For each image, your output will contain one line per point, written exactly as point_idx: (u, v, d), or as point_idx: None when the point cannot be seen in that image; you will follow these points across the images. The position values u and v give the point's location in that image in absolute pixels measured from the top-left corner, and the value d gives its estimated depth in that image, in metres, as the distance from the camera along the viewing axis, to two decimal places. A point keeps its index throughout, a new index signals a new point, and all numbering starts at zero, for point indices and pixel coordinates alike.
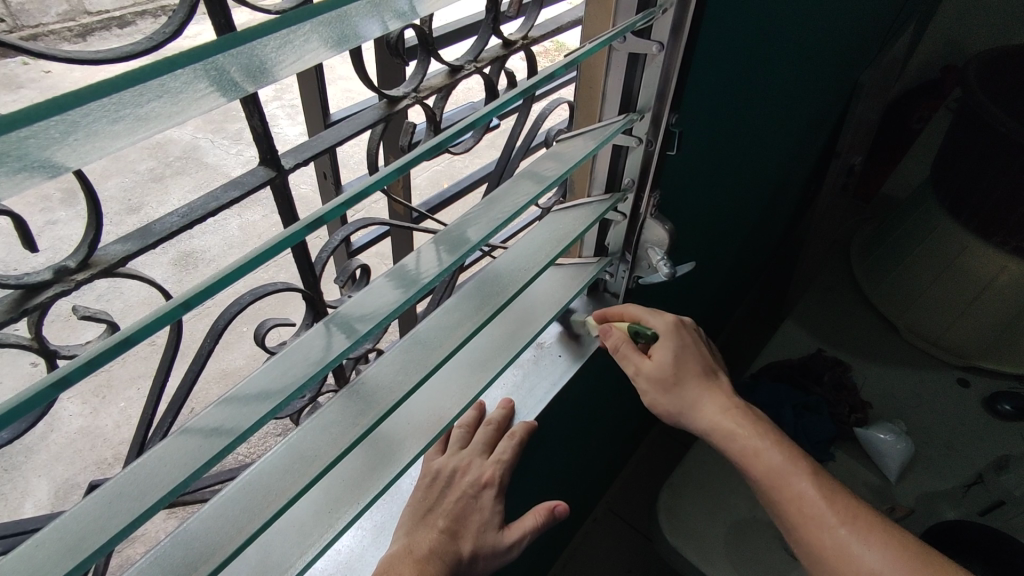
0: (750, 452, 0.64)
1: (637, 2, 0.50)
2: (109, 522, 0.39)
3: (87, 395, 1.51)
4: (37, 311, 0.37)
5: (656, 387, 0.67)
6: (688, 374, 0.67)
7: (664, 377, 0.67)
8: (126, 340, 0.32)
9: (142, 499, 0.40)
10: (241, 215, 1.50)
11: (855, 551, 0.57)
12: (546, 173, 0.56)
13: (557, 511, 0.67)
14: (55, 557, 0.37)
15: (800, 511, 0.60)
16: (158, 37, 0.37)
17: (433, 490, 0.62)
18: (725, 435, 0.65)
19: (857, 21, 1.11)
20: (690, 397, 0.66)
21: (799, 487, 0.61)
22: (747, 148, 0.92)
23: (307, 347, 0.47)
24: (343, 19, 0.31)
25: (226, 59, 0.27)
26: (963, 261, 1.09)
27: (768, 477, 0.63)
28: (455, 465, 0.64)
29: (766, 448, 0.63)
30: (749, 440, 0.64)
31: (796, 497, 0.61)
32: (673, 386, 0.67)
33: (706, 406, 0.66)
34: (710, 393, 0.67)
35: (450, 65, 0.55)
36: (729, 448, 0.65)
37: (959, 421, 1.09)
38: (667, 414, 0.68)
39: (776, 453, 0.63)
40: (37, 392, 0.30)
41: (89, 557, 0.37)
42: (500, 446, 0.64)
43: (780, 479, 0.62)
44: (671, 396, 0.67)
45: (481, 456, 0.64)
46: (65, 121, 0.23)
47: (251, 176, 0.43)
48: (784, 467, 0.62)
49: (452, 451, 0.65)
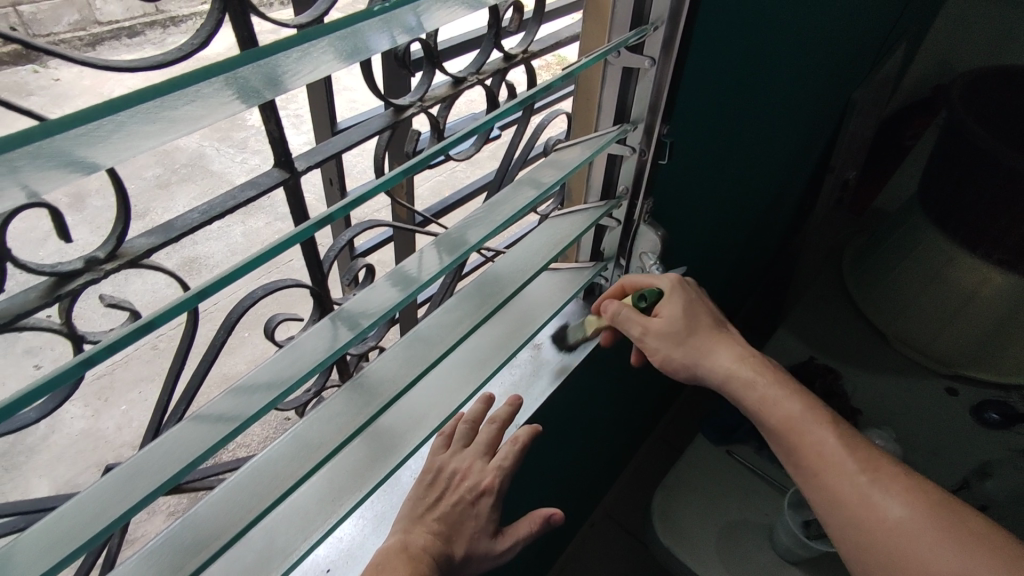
0: (764, 401, 0.65)
1: (631, 20, 0.54)
2: (130, 494, 0.41)
3: (90, 397, 1.53)
4: (68, 298, 0.39)
5: (667, 343, 0.68)
6: (698, 326, 0.69)
7: (675, 332, 0.68)
8: (149, 324, 0.35)
9: (161, 473, 0.42)
10: (245, 222, 1.48)
11: (875, 498, 0.58)
12: (544, 179, 0.59)
13: (553, 519, 0.66)
14: (79, 526, 0.40)
15: (821, 460, 0.61)
16: (186, 47, 0.38)
17: (432, 490, 0.62)
18: (739, 383, 0.67)
19: (850, 41, 1.15)
20: (703, 347, 0.68)
21: (818, 435, 0.62)
22: (739, 160, 0.95)
23: (313, 340, 0.50)
24: (356, 35, 0.34)
25: (251, 70, 0.30)
26: (947, 272, 1.12)
27: (787, 427, 0.64)
28: (457, 467, 0.63)
29: (786, 399, 0.65)
30: (767, 390, 0.66)
31: (816, 445, 0.62)
32: (684, 339, 0.68)
33: (721, 356, 0.68)
34: (722, 344, 0.69)
35: (453, 76, 0.57)
36: (746, 398, 0.67)
37: (948, 428, 1.12)
38: (683, 371, 0.69)
39: (797, 403, 0.65)
40: (67, 369, 0.32)
41: (110, 525, 0.40)
42: (504, 452, 0.64)
43: (801, 427, 0.63)
44: (683, 350, 0.68)
45: (484, 461, 0.64)
46: (114, 121, 0.26)
47: (267, 177, 0.46)
48: (804, 415, 0.64)
49: (455, 450, 0.64)
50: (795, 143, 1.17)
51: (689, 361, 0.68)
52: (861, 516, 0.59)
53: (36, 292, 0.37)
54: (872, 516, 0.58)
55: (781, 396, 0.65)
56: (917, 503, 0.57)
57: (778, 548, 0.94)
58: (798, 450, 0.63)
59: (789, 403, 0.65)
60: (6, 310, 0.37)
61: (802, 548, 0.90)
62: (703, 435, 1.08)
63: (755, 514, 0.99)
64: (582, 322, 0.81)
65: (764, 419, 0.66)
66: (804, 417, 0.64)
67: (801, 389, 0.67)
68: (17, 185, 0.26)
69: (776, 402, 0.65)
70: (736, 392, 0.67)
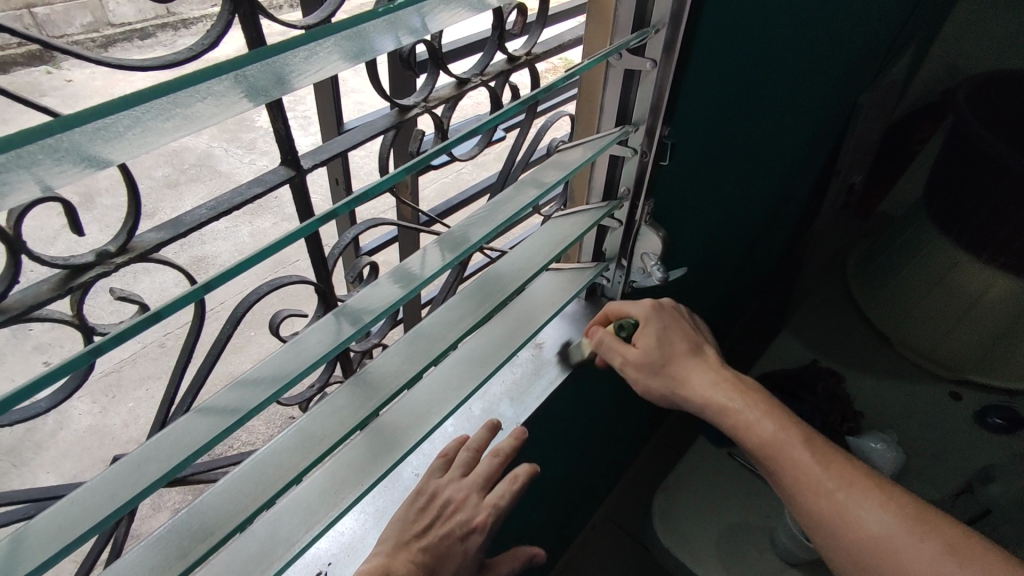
0: (745, 426, 0.65)
1: (632, 23, 0.54)
2: (138, 479, 0.43)
3: (97, 393, 1.55)
4: (79, 291, 0.40)
5: (645, 372, 0.69)
6: (674, 351, 0.70)
7: (651, 361, 0.69)
8: (157, 315, 0.36)
9: (169, 459, 0.44)
10: (251, 221, 1.37)
11: (855, 515, 0.58)
12: (546, 178, 0.60)
13: (532, 557, 0.67)
14: (89, 510, 0.41)
15: (800, 480, 0.61)
16: (197, 48, 0.39)
17: (424, 514, 0.58)
18: (720, 409, 0.66)
19: (856, 45, 1.16)
20: (680, 373, 0.69)
21: (793, 455, 0.62)
22: (742, 163, 0.95)
23: (317, 335, 0.51)
24: (362, 35, 0.35)
25: (259, 68, 0.31)
26: (951, 277, 1.12)
27: (764, 448, 0.64)
28: (452, 497, 0.59)
29: (761, 420, 0.64)
30: (745, 414, 0.65)
31: (792, 466, 0.61)
32: (661, 367, 0.69)
33: (700, 381, 0.68)
34: (700, 367, 0.69)
35: (457, 77, 0.57)
36: (724, 422, 0.66)
37: (952, 432, 1.11)
38: (666, 399, 0.70)
39: (770, 424, 0.64)
40: (77, 357, 0.33)
41: (120, 508, 0.41)
42: (501, 489, 0.61)
43: (776, 449, 0.63)
44: (661, 378, 0.69)
45: (478, 496, 0.61)
46: (130, 116, 0.27)
47: (273, 175, 0.47)
48: (777, 436, 0.63)
49: (452, 476, 0.61)
50: (799, 147, 1.18)
51: (669, 389, 0.69)
52: (840, 533, 0.58)
53: (49, 284, 0.38)
54: (852, 534, 0.58)
55: (754, 418, 0.65)
56: (895, 516, 0.57)
57: (779, 550, 0.94)
58: (777, 470, 0.63)
59: (762, 423, 0.64)
60: (19, 302, 0.38)
61: (802, 549, 0.90)
62: (704, 437, 1.08)
63: (755, 515, 0.99)
64: (584, 321, 0.82)
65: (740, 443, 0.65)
66: (778, 436, 0.63)
67: (773, 404, 0.66)
68: (33, 180, 0.27)
69: (750, 424, 0.65)
70: (715, 417, 0.67)
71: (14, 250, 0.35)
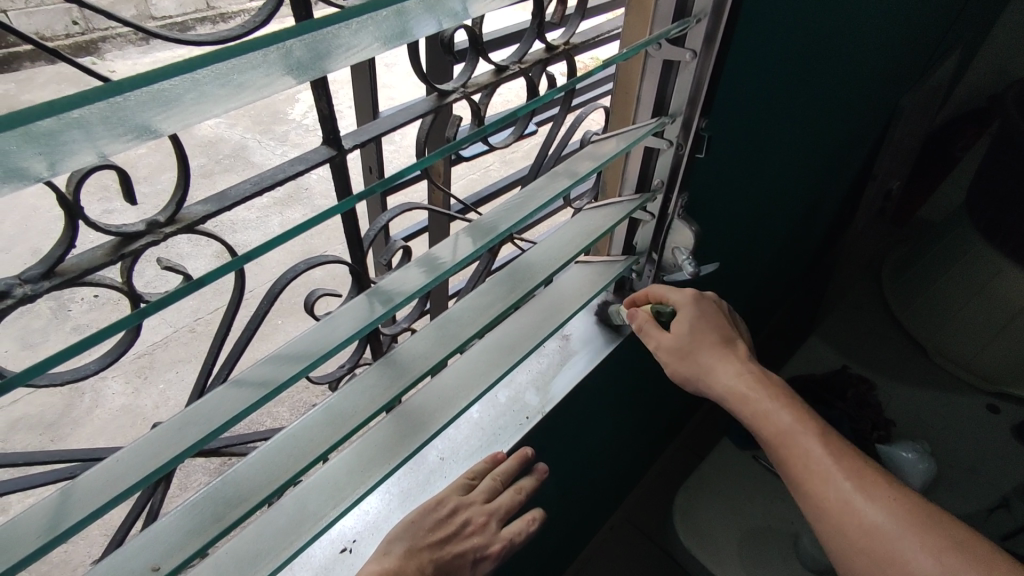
0: (760, 416, 0.63)
1: (673, 12, 0.54)
2: (177, 442, 0.44)
3: (130, 373, 1.59)
4: (130, 259, 0.41)
5: (673, 357, 0.68)
6: (707, 341, 0.69)
7: (682, 346, 0.68)
8: (200, 281, 0.37)
9: (208, 424, 0.45)
10: (283, 211, 1.38)
11: (860, 508, 0.56)
12: (581, 168, 0.60)
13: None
14: (133, 469, 0.43)
15: (809, 470, 0.59)
16: (248, 25, 0.40)
17: (442, 526, 0.57)
18: (738, 398, 0.65)
19: (899, 46, 1.13)
20: (707, 363, 0.67)
21: (804, 444, 0.60)
22: (778, 161, 0.94)
23: (352, 311, 0.52)
24: (404, 14, 0.36)
25: (309, 40, 0.31)
26: (995, 284, 1.10)
27: (778, 440, 0.62)
28: (474, 518, 0.59)
29: (777, 411, 0.63)
30: (761, 404, 0.63)
31: (802, 456, 0.60)
32: (688, 354, 0.68)
33: (724, 370, 0.66)
34: (729, 358, 0.67)
35: (496, 64, 0.57)
36: (741, 412, 0.65)
37: (989, 445, 1.08)
38: (691, 385, 0.69)
39: (786, 415, 0.62)
40: (124, 319, 0.34)
41: (161, 469, 0.42)
42: (517, 525, 0.63)
43: (789, 439, 0.61)
44: (689, 364, 0.68)
45: (497, 526, 0.61)
46: (190, 79, 0.28)
47: (315, 154, 0.47)
48: (791, 425, 0.61)
49: (475, 499, 0.60)
50: (836, 148, 1.16)
51: (694, 375, 0.68)
52: (843, 524, 0.56)
53: (102, 250, 0.40)
54: (853, 523, 0.55)
55: (770, 407, 0.63)
56: (899, 510, 0.55)
57: (802, 556, 0.92)
58: (787, 462, 0.61)
59: (778, 413, 0.63)
60: (74, 266, 0.39)
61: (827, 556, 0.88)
62: (727, 438, 1.07)
63: (779, 520, 0.98)
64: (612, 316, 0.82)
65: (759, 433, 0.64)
66: (793, 427, 0.61)
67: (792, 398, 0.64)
68: (93, 145, 0.28)
69: (766, 415, 0.63)
70: (734, 411, 0.66)
71: (72, 215, 0.37)
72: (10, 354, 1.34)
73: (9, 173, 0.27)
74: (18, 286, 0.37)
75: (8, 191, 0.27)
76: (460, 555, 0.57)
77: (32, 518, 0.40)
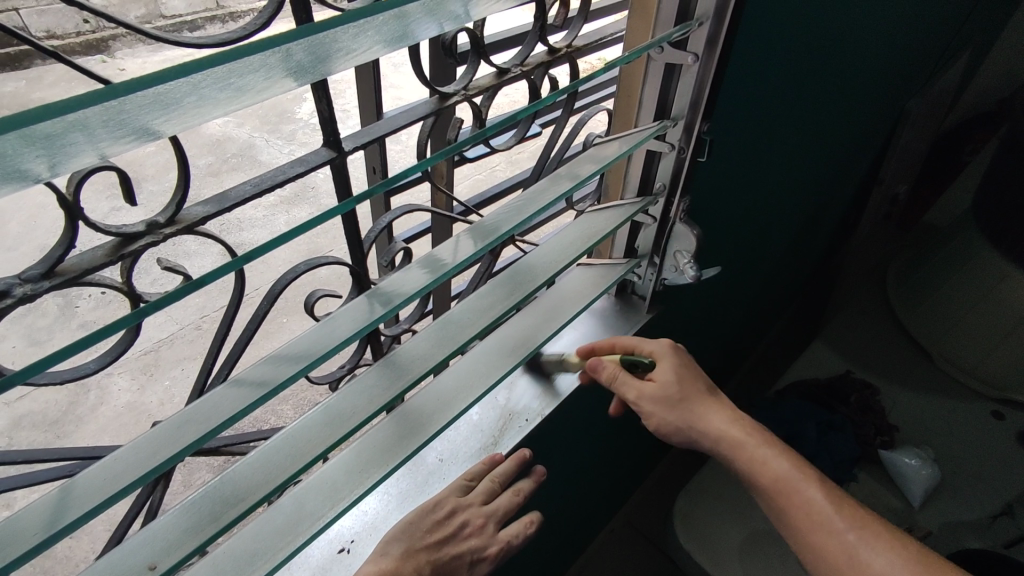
0: (757, 463, 0.62)
1: (675, 16, 0.54)
2: (178, 439, 0.44)
3: (136, 370, 1.60)
4: (130, 259, 0.41)
5: (660, 407, 0.66)
6: (693, 391, 0.67)
7: (667, 396, 0.66)
8: (199, 281, 0.37)
9: (208, 422, 0.45)
10: (288, 211, 1.39)
11: (865, 558, 0.55)
12: (581, 171, 0.60)
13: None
14: (133, 466, 0.43)
15: (813, 522, 0.58)
16: (249, 27, 0.40)
17: (437, 527, 0.57)
18: (734, 446, 0.63)
19: (905, 51, 1.13)
20: (696, 412, 0.65)
21: (806, 494, 0.59)
22: (782, 165, 0.93)
23: (351, 313, 0.52)
24: (404, 18, 0.35)
25: (307, 45, 0.31)
26: (1000, 290, 1.10)
27: (776, 488, 0.61)
28: (471, 519, 0.59)
29: (775, 459, 0.62)
30: (759, 452, 0.62)
31: (807, 504, 0.59)
32: (677, 405, 0.65)
33: (716, 418, 0.65)
34: (717, 408, 0.66)
35: (497, 66, 0.57)
36: (734, 460, 0.63)
37: (993, 451, 1.07)
38: (677, 436, 0.66)
39: (786, 462, 0.61)
40: (119, 321, 0.34)
41: (161, 467, 0.43)
42: (514, 528, 0.63)
43: (791, 487, 0.60)
44: (676, 414, 0.65)
45: (494, 528, 0.61)
46: (190, 83, 0.28)
47: (315, 156, 0.47)
48: (793, 474, 0.60)
49: (473, 500, 0.60)
50: (842, 152, 1.15)
51: (682, 425, 0.65)
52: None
53: (102, 251, 0.40)
54: (861, 575, 0.55)
55: (768, 456, 0.62)
56: (902, 558, 0.55)
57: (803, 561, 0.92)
58: (787, 511, 0.60)
59: (777, 463, 0.61)
60: (75, 266, 0.39)
61: None
62: None
63: None
64: (614, 319, 0.82)
65: (754, 482, 0.62)
66: (793, 477, 0.60)
67: (786, 447, 0.64)
68: (94, 147, 0.28)
69: (763, 464, 0.62)
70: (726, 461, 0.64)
71: (72, 216, 0.37)
72: (17, 351, 1.34)
73: (10, 175, 0.27)
74: (19, 286, 0.37)
75: (9, 192, 0.28)
76: (459, 555, 0.58)
77: (33, 515, 0.41)
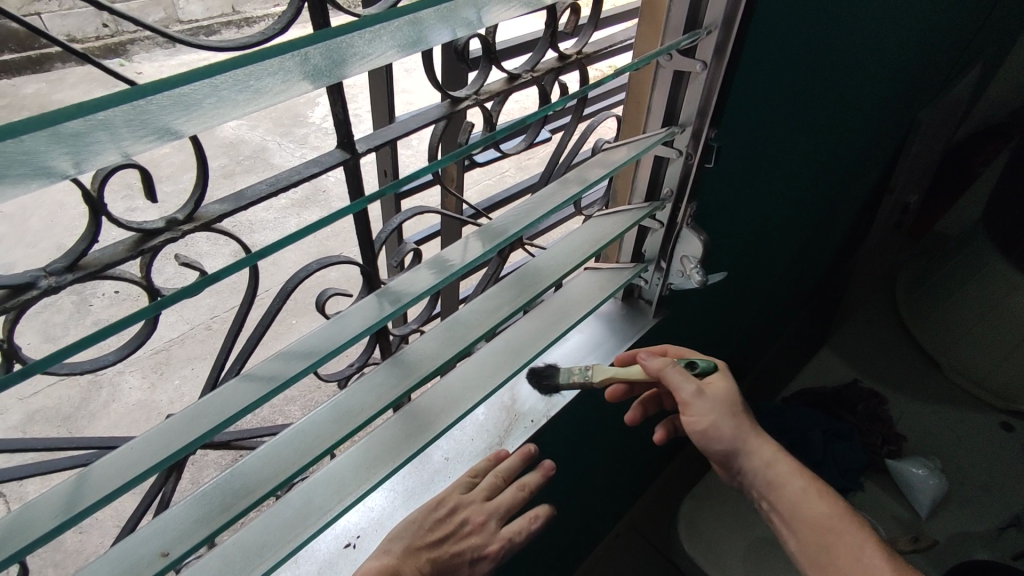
0: (795, 497, 0.60)
1: (684, 23, 0.55)
2: (191, 430, 0.45)
3: (147, 368, 1.62)
4: (149, 254, 0.43)
5: (722, 407, 0.63)
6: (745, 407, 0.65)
7: (730, 401, 0.64)
8: (215, 277, 0.38)
9: (220, 415, 0.46)
10: (299, 213, 1.40)
11: None
12: (589, 175, 0.60)
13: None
14: (147, 456, 0.44)
15: (850, 561, 0.56)
16: (267, 32, 0.41)
17: (439, 527, 0.58)
18: (776, 475, 0.61)
19: (917, 60, 1.13)
20: (752, 427, 0.63)
21: (846, 535, 0.58)
22: (789, 172, 0.93)
23: (361, 312, 0.53)
24: (418, 24, 0.37)
25: (324, 49, 0.33)
26: (1011, 299, 1.10)
27: (810, 524, 0.59)
28: (472, 517, 0.59)
29: (812, 495, 0.60)
30: (797, 484, 0.61)
31: (847, 545, 0.57)
32: (739, 411, 0.63)
33: (765, 439, 0.63)
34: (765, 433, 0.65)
35: (509, 72, 0.58)
36: (772, 487, 0.61)
37: (1003, 463, 1.07)
38: (722, 444, 0.62)
39: (823, 502, 0.60)
40: (135, 314, 0.35)
41: (173, 458, 0.44)
42: (516, 524, 0.62)
43: (828, 525, 0.58)
44: (734, 421, 0.63)
45: (496, 525, 0.60)
46: (210, 84, 0.30)
47: (329, 157, 0.48)
48: (830, 513, 0.59)
49: (475, 497, 0.61)
50: (851, 160, 1.15)
51: (738, 434, 0.62)
52: None
53: (122, 246, 0.41)
54: None
55: (804, 492, 0.60)
56: None
57: None
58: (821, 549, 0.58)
59: (814, 500, 0.60)
60: (96, 260, 0.40)
61: None
62: None
63: None
64: (620, 323, 0.82)
65: (788, 512, 0.60)
66: (830, 516, 0.59)
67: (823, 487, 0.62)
68: (116, 145, 0.29)
69: (798, 498, 0.60)
70: (762, 486, 0.62)
71: (95, 212, 0.38)
72: (33, 347, 1.37)
73: (37, 172, 0.28)
74: (43, 278, 0.39)
75: (37, 189, 0.29)
76: (458, 554, 0.58)
77: (48, 501, 0.42)
